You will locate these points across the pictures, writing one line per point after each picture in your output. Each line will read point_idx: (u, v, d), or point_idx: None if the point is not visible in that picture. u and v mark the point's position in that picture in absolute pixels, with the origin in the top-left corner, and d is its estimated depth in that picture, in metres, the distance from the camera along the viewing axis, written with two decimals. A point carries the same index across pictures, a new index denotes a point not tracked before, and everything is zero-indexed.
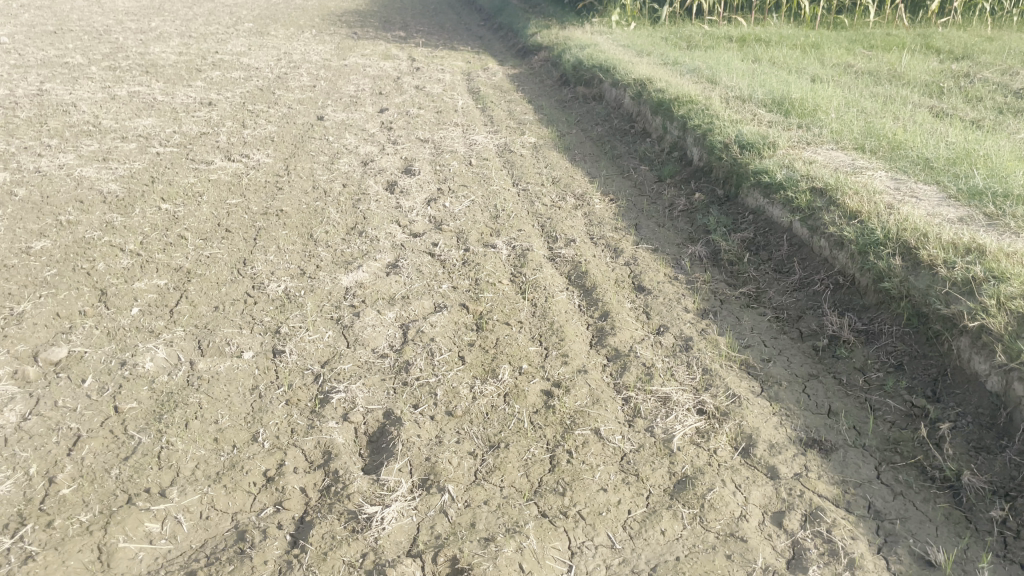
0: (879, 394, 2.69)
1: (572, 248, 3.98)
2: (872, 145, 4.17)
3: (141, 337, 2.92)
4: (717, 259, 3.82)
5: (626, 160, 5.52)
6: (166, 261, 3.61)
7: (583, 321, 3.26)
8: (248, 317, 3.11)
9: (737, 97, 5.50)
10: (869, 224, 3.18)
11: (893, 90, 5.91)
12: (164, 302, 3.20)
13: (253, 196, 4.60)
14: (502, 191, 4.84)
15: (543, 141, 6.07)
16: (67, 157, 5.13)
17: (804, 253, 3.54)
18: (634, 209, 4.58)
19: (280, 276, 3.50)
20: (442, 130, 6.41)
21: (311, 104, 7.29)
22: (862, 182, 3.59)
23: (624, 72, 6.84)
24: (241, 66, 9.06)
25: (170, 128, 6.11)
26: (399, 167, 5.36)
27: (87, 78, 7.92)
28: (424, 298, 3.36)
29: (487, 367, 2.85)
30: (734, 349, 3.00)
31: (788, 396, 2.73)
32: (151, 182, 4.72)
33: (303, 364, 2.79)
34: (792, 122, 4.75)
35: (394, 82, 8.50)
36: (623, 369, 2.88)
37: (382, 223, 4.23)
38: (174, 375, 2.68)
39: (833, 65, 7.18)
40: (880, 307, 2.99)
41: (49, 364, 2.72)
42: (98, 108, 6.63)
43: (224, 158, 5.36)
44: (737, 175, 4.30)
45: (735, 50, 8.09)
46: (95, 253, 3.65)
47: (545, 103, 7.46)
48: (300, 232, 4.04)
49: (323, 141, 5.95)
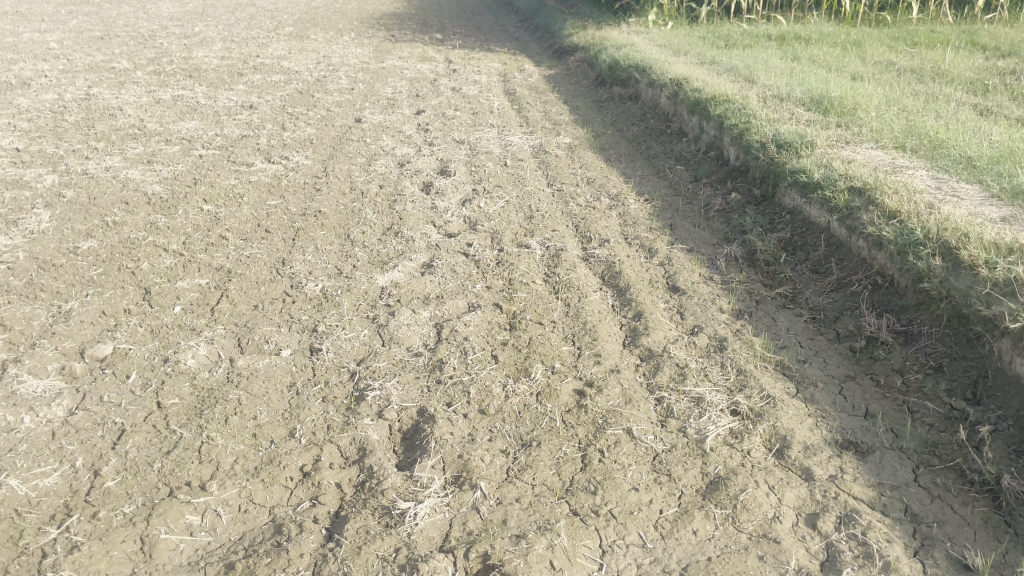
0: (917, 396, 2.65)
1: (606, 248, 3.99)
2: (913, 144, 4.10)
3: (183, 335, 3.00)
4: (752, 259, 3.79)
5: (662, 160, 5.50)
6: (208, 261, 3.69)
7: (616, 321, 3.27)
8: (287, 316, 3.17)
9: (775, 95, 5.45)
10: (908, 223, 3.13)
11: (936, 88, 5.80)
12: (206, 301, 3.28)
13: (292, 198, 4.68)
14: (537, 192, 4.86)
15: (578, 141, 6.07)
16: (114, 159, 5.27)
17: (842, 253, 3.49)
18: (669, 209, 4.57)
19: (318, 276, 3.57)
20: (478, 131, 6.46)
21: (349, 106, 7.39)
22: (902, 181, 3.53)
23: (660, 72, 6.81)
24: (281, 69, 9.21)
25: (212, 131, 6.24)
26: (435, 168, 5.41)
27: (132, 82, 8.12)
28: (458, 297, 3.39)
29: (520, 366, 2.87)
30: (769, 349, 2.98)
31: (824, 397, 2.70)
32: (193, 184, 4.83)
33: (340, 362, 2.83)
34: (831, 121, 4.69)
35: (431, 84, 8.57)
36: (656, 369, 2.88)
37: (418, 223, 4.28)
38: (214, 371, 2.74)
39: (874, 63, 7.07)
40: (919, 308, 2.94)
41: (95, 361, 2.80)
42: (143, 111, 6.80)
43: (264, 161, 5.46)
44: (774, 174, 4.26)
45: (773, 49, 8.00)
46: (139, 252, 3.75)
47: (581, 103, 7.46)
48: (337, 232, 4.11)
49: (360, 143, 6.03)
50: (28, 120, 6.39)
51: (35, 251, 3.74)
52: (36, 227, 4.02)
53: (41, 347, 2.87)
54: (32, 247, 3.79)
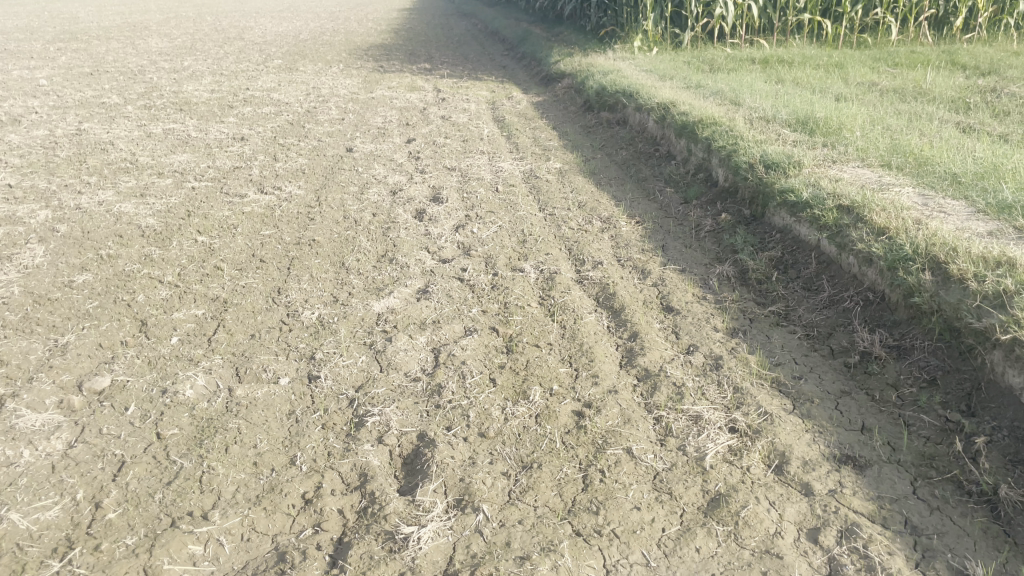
0: (913, 410, 2.68)
1: (600, 270, 4.03)
2: (899, 162, 4.16)
3: (180, 365, 3.00)
4: (744, 278, 3.83)
5: (651, 183, 5.56)
6: (204, 291, 3.70)
7: (612, 342, 3.29)
8: (284, 344, 3.18)
9: (761, 117, 5.54)
10: (897, 240, 3.18)
11: (918, 107, 5.91)
12: (203, 331, 3.29)
13: (286, 227, 4.71)
14: (529, 217, 4.90)
15: (568, 166, 6.14)
16: (107, 194, 5.29)
17: (833, 270, 3.54)
18: (661, 231, 4.62)
19: (314, 303, 3.59)
20: (469, 158, 6.52)
21: (340, 136, 7.45)
22: (890, 199, 3.58)
23: (646, 97, 6.91)
24: (271, 102, 9.28)
25: (204, 163, 6.27)
26: (427, 195, 5.45)
27: (123, 117, 8.17)
28: (455, 322, 3.41)
29: (518, 389, 2.88)
30: (764, 367, 3.01)
31: (821, 412, 2.72)
32: (187, 216, 4.85)
33: (338, 389, 2.84)
34: (817, 140, 4.76)
35: (420, 113, 8.66)
36: (654, 389, 2.90)
37: (412, 249, 4.31)
38: (214, 401, 2.74)
39: (857, 84, 7.18)
40: (911, 322, 2.98)
41: (93, 394, 2.79)
42: (134, 146, 6.83)
43: (257, 191, 5.49)
44: (764, 195, 4.32)
45: (758, 72, 8.12)
46: (135, 285, 3.76)
47: (569, 129, 7.55)
48: (332, 260, 4.14)
49: (352, 172, 6.08)
50: (20, 156, 6.40)
51: (29, 285, 3.74)
52: (31, 262, 4.02)
53: (39, 381, 2.86)
54: (27, 281, 3.79)
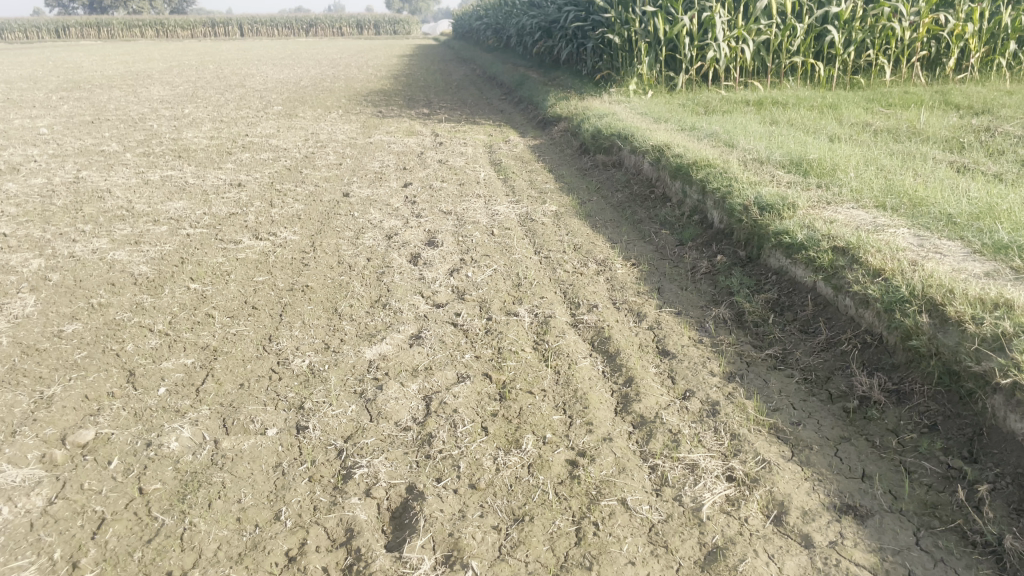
0: (914, 456, 2.61)
1: (595, 313, 3.99)
2: (893, 203, 4.15)
3: (167, 417, 2.94)
4: (741, 321, 3.79)
5: (647, 225, 5.55)
6: (194, 340, 3.66)
7: (607, 387, 3.24)
8: (273, 394, 3.13)
9: (755, 158, 5.55)
10: (893, 281, 3.15)
11: (912, 147, 5.93)
12: (191, 381, 3.24)
13: (279, 273, 4.69)
14: (524, 260, 4.88)
15: (564, 209, 6.14)
16: (101, 242, 5.28)
17: (829, 312, 3.50)
18: (656, 273, 4.59)
19: (305, 351, 3.54)
20: (465, 201, 6.53)
21: (337, 181, 7.48)
22: (885, 240, 3.56)
23: (642, 139, 6.95)
24: (270, 148, 9.34)
25: (201, 210, 6.28)
26: (423, 239, 5.44)
27: (121, 165, 8.21)
28: (447, 368, 3.36)
29: (510, 438, 2.82)
30: (762, 413, 2.96)
31: (820, 459, 2.66)
32: (181, 263, 4.84)
33: (326, 440, 2.78)
34: (811, 181, 4.76)
35: (418, 157, 8.71)
36: (649, 437, 2.83)
37: (406, 294, 4.28)
38: (199, 454, 2.68)
39: (852, 125, 7.24)
40: (910, 366, 2.93)
41: (76, 447, 2.73)
42: (131, 193, 6.85)
43: (252, 238, 5.47)
44: (759, 236, 4.30)
45: (752, 114, 8.19)
46: (124, 334, 3.73)
47: (565, 172, 7.58)
48: (325, 306, 4.10)
49: (348, 217, 6.08)
50: (16, 205, 6.41)
51: (18, 335, 3.69)
52: (21, 312, 3.98)
53: (21, 435, 2.80)
54: (16, 331, 3.74)
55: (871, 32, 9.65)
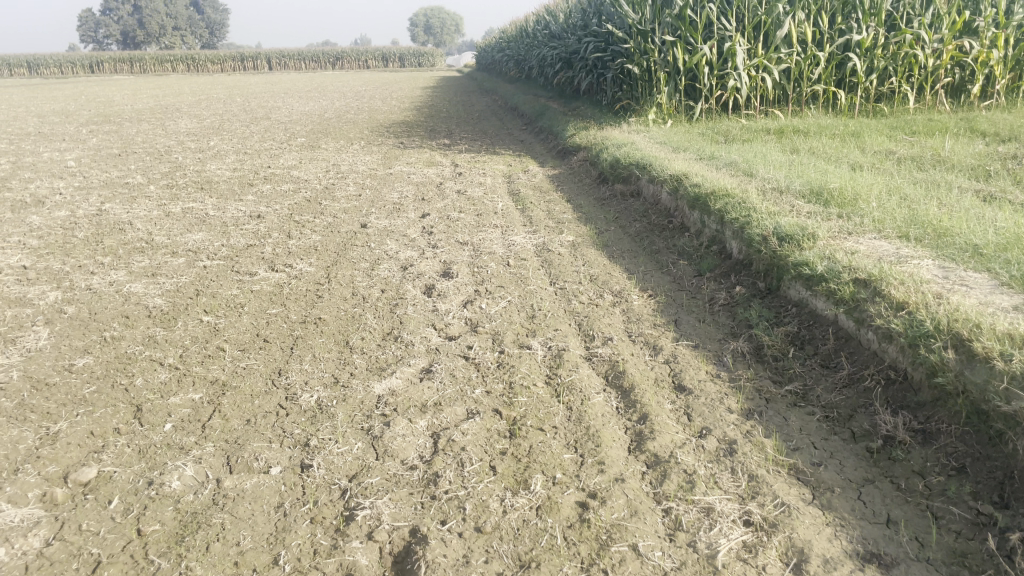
0: (941, 500, 2.49)
1: (610, 347, 3.91)
2: (917, 233, 4.05)
3: (171, 455, 2.90)
4: (760, 355, 3.69)
5: (665, 255, 5.47)
6: (203, 374, 3.62)
7: (621, 424, 3.15)
8: (279, 430, 3.07)
9: (775, 187, 5.46)
10: (917, 315, 3.04)
11: (937, 176, 5.81)
12: (197, 417, 3.19)
13: (292, 305, 4.66)
14: (539, 291, 4.82)
15: (581, 239, 6.08)
16: (118, 274, 5.30)
17: (852, 346, 3.39)
18: (674, 304, 4.50)
19: (313, 385, 3.49)
20: (482, 232, 6.49)
21: (355, 212, 7.49)
22: (909, 271, 3.45)
23: (660, 169, 6.89)
24: (290, 179, 9.41)
25: (219, 242, 6.30)
26: (438, 270, 5.40)
27: (144, 197, 8.29)
28: (457, 404, 3.29)
29: (519, 478, 2.74)
30: (781, 452, 2.85)
31: (842, 503, 2.54)
32: (195, 296, 4.83)
33: (331, 479, 2.72)
34: (832, 211, 4.67)
35: (437, 187, 8.71)
36: (663, 477, 2.74)
37: (418, 327, 4.23)
38: (200, 494, 2.63)
39: (875, 153, 7.14)
40: (935, 404, 2.81)
41: (78, 486, 2.69)
42: (152, 225, 6.90)
43: (268, 270, 5.47)
44: (778, 268, 4.20)
45: (773, 143, 8.11)
46: (134, 368, 3.70)
47: (584, 201, 7.53)
48: (336, 339, 4.06)
49: (364, 248, 6.06)
50: (38, 237, 6.48)
51: (29, 369, 3.68)
52: (33, 345, 3.98)
53: (24, 473, 2.76)
54: (27, 365, 3.73)
55: (894, 59, 9.58)
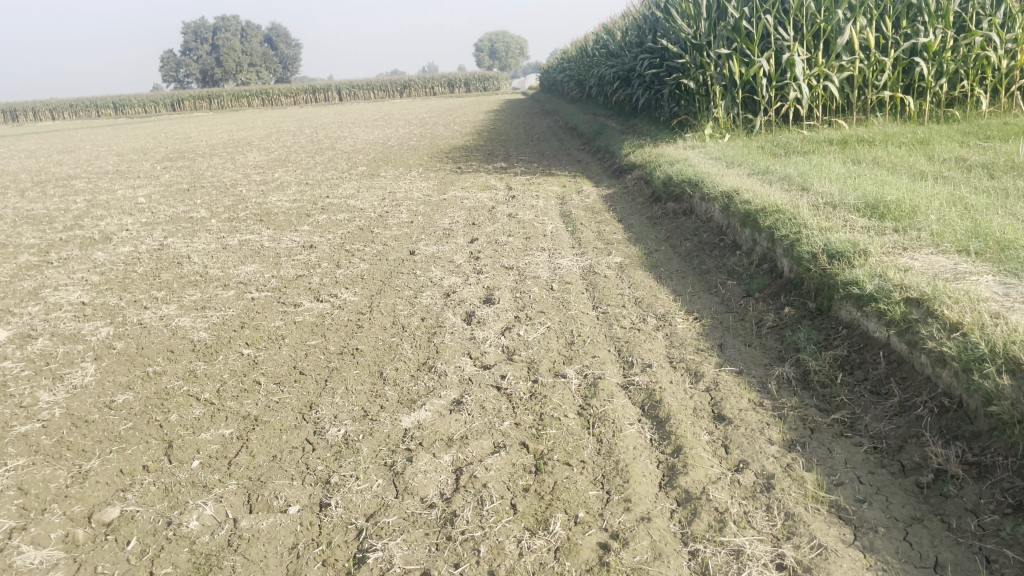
0: (995, 542, 2.26)
1: (648, 374, 3.76)
2: (978, 247, 3.78)
3: (193, 493, 2.89)
4: (806, 381, 3.48)
5: (714, 276, 5.28)
6: (236, 409, 3.63)
7: (653, 458, 3.00)
8: (303, 467, 3.04)
9: (829, 202, 5.23)
10: (972, 337, 2.82)
11: (1008, 183, 5.47)
12: (225, 453, 3.19)
13: (332, 336, 4.67)
14: (581, 316, 4.69)
15: (629, 260, 5.94)
16: (170, 308, 5.42)
17: (904, 371, 3.17)
18: (719, 327, 4.32)
19: (342, 420, 3.45)
20: (529, 255, 6.41)
21: (405, 239, 7.52)
22: (965, 289, 3.21)
23: (712, 186, 6.70)
24: (347, 208, 9.54)
25: (270, 273, 6.40)
26: (480, 296, 5.34)
27: (205, 230, 8.52)
28: (484, 437, 3.20)
29: (539, 517, 2.63)
30: (821, 488, 2.66)
31: (885, 544, 2.34)
32: (240, 328, 4.89)
33: (348, 519, 2.67)
34: (887, 225, 4.42)
35: (489, 211, 8.69)
36: (692, 516, 2.58)
37: (454, 356, 4.16)
38: (216, 535, 2.62)
39: (942, 161, 6.80)
40: (992, 434, 2.58)
41: (101, 526, 2.71)
42: (209, 258, 7.06)
43: (313, 300, 5.50)
44: (828, 287, 3.99)
45: (834, 153, 7.82)
46: (171, 403, 3.74)
47: (635, 221, 7.38)
48: (370, 370, 4.03)
49: (410, 276, 6.05)
50: (101, 273, 6.70)
51: (72, 406, 3.77)
52: (79, 382, 4.07)
53: (50, 513, 2.80)
54: (71, 402, 3.82)
55: (964, 62, 9.17)
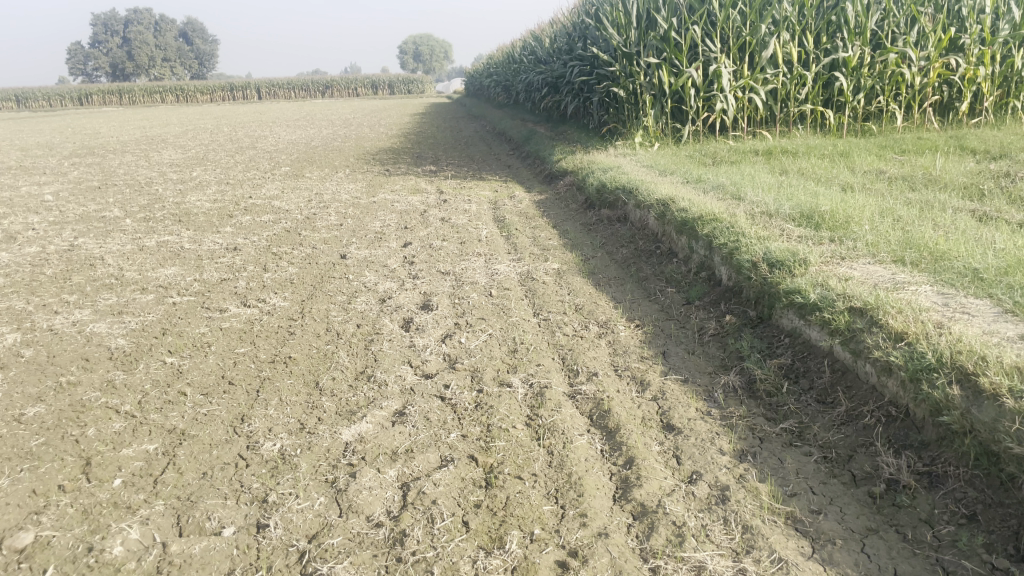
0: (952, 553, 2.27)
1: (594, 382, 3.70)
2: (913, 258, 3.87)
3: (116, 515, 2.67)
4: (752, 390, 3.48)
5: (652, 283, 5.28)
6: (160, 422, 3.39)
7: (605, 470, 2.93)
8: (237, 484, 2.86)
9: (764, 211, 5.30)
10: (918, 347, 2.85)
11: (930, 196, 5.68)
12: (150, 471, 2.97)
13: (263, 343, 4.45)
14: (522, 323, 4.60)
15: (566, 267, 5.89)
16: (84, 313, 5.08)
17: (849, 379, 3.20)
18: (662, 335, 4.30)
19: (277, 433, 3.26)
20: (465, 260, 6.30)
21: (335, 243, 7.29)
22: (906, 299, 3.26)
23: (647, 193, 6.73)
24: (272, 209, 9.22)
25: (192, 276, 6.09)
26: (417, 302, 5.19)
27: (119, 231, 8.07)
28: (430, 450, 3.08)
29: (493, 535, 2.53)
30: (777, 499, 2.64)
31: (845, 557, 2.33)
32: (161, 335, 4.61)
33: (288, 541, 2.51)
34: (824, 235, 4.49)
35: (420, 215, 8.53)
36: (650, 531, 2.52)
37: (393, 364, 4.02)
38: (144, 561, 2.42)
39: (864, 172, 7.03)
40: (942, 444, 2.61)
41: (12, 553, 2.47)
42: (125, 260, 6.68)
43: (240, 305, 5.26)
44: (769, 295, 4.02)
45: (761, 164, 7.99)
46: (88, 417, 3.46)
47: (570, 227, 7.36)
48: (305, 380, 3.84)
49: (342, 280, 5.86)
50: (5, 275, 6.25)
51: None
52: None
53: None
54: None
55: (880, 78, 9.54)
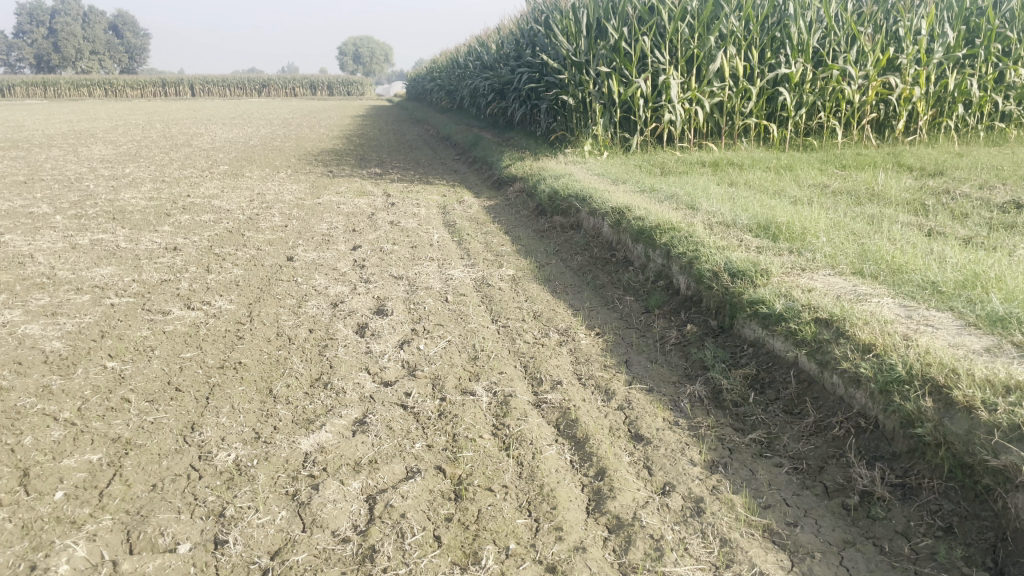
0: (931, 566, 2.28)
1: (559, 392, 3.63)
2: (872, 270, 3.93)
3: (60, 532, 2.49)
4: (718, 400, 3.47)
5: (610, 291, 5.26)
6: (103, 431, 3.19)
7: (576, 481, 2.87)
8: (190, 497, 2.69)
9: (721, 221, 5.33)
10: (888, 359, 2.87)
11: (877, 210, 5.81)
12: (94, 483, 2.78)
13: (210, 348, 4.25)
14: (481, 330, 4.51)
15: (522, 273, 5.83)
16: (14, 314, 4.77)
17: (816, 390, 3.21)
18: (623, 343, 4.27)
19: (231, 442, 3.10)
20: (418, 265, 6.17)
21: (281, 244, 7.07)
22: (871, 311, 3.30)
23: (601, 201, 6.72)
24: (212, 209, 8.91)
25: (130, 277, 5.81)
26: (371, 307, 5.05)
27: (48, 228, 7.67)
28: (395, 461, 2.96)
29: (467, 550, 2.43)
30: (753, 511, 2.61)
31: (825, 569, 2.32)
32: (100, 337, 4.36)
33: (250, 558, 2.37)
34: (782, 246, 4.53)
35: (368, 218, 8.34)
36: (628, 544, 2.46)
37: (350, 371, 3.88)
38: None
39: (810, 185, 7.17)
40: (913, 455, 2.64)
41: None
42: (57, 259, 6.34)
43: (183, 307, 5.02)
44: (731, 305, 4.03)
45: (709, 174, 8.09)
46: (22, 425, 3.24)
47: (522, 233, 7.29)
48: (258, 387, 3.67)
49: (291, 283, 5.66)
50: None
51: None
52: None
53: None
54: None
55: (821, 95, 9.79)
